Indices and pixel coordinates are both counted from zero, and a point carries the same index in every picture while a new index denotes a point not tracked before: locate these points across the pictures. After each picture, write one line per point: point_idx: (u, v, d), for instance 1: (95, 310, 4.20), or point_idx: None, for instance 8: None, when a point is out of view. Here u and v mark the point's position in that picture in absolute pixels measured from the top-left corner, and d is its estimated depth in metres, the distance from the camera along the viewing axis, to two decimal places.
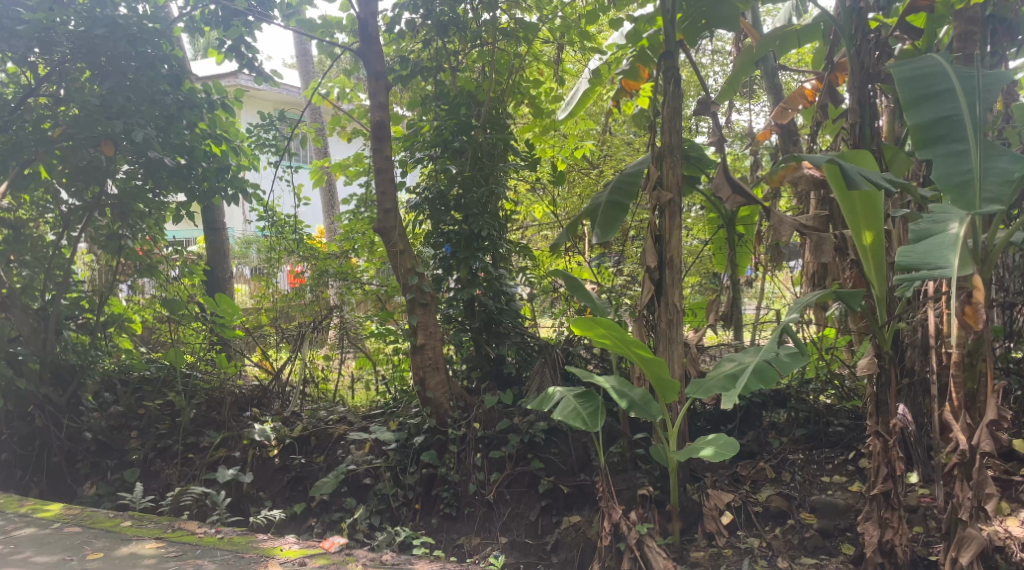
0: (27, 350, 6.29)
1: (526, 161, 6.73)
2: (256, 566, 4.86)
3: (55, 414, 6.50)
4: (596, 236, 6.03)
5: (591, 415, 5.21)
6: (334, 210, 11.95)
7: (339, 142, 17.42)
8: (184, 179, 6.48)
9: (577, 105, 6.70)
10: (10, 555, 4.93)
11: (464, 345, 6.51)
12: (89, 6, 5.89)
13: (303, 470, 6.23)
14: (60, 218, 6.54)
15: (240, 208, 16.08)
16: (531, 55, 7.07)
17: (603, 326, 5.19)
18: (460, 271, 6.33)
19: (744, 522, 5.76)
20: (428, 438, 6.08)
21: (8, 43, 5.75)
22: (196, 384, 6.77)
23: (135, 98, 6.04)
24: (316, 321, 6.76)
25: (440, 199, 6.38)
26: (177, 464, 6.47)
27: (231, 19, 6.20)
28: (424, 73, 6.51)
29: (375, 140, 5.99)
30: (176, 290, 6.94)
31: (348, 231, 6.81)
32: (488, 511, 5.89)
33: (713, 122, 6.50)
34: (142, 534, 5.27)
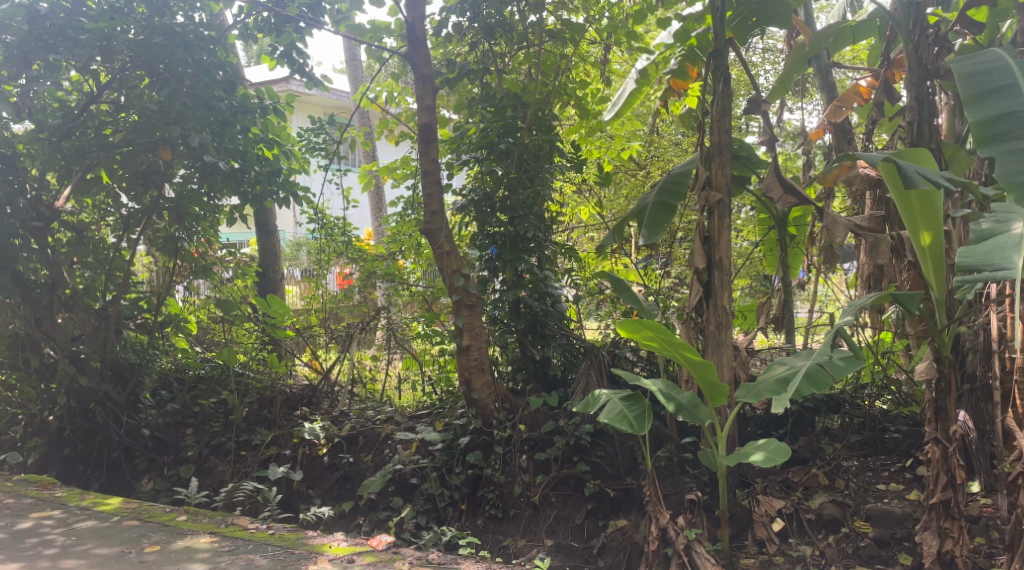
0: (88, 349, 6.56)
1: (572, 162, 6.72)
2: (306, 562, 4.94)
3: (115, 411, 6.71)
4: (643, 238, 5.97)
5: (638, 418, 5.19)
6: (382, 213, 12.13)
7: (387, 146, 17.68)
8: (238, 183, 6.62)
9: (623, 106, 6.66)
10: (72, 547, 5.10)
11: (509, 347, 6.52)
12: (148, 15, 6.08)
13: (351, 469, 6.33)
14: (120, 222, 6.75)
15: (291, 211, 16.42)
16: (577, 56, 7.09)
17: (649, 328, 5.10)
18: (506, 273, 6.35)
19: (796, 529, 5.59)
20: (474, 439, 6.08)
21: (71, 52, 5.90)
22: (248, 383, 6.88)
23: (192, 103, 6.15)
24: (364, 322, 6.86)
25: (486, 200, 6.41)
26: (231, 461, 6.63)
27: (284, 25, 6.34)
28: (470, 75, 6.54)
29: (423, 143, 6.05)
30: (230, 291, 7.21)
31: (395, 234, 6.92)
32: (534, 513, 5.91)
33: (764, 121, 6.39)
34: (197, 529, 5.42)
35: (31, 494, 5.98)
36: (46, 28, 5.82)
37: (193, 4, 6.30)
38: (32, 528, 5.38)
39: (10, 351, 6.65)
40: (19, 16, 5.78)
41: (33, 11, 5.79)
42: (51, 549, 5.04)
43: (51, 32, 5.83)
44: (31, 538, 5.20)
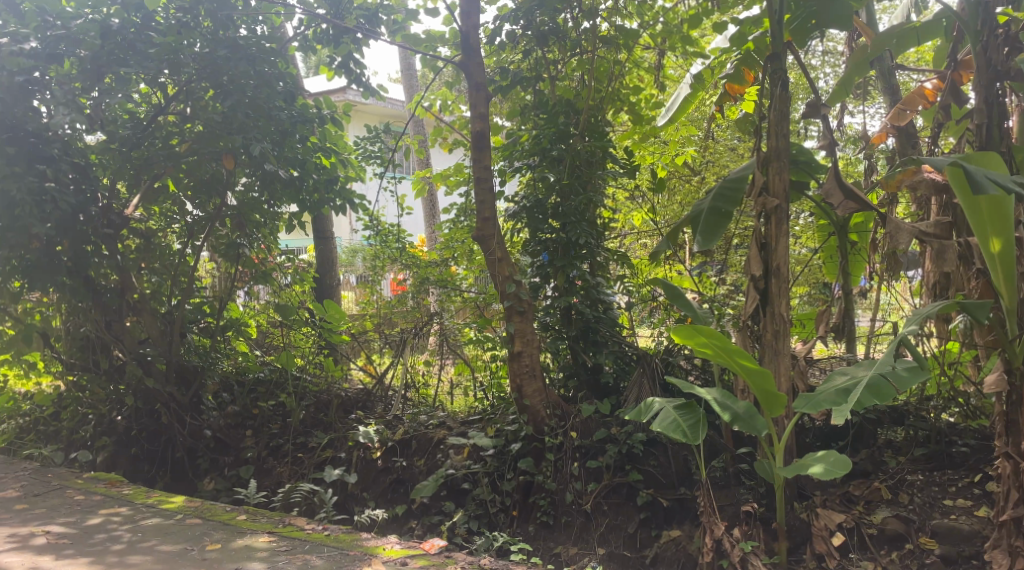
0: (154, 351, 6.79)
1: (625, 170, 6.66)
2: (360, 563, 5.02)
3: (179, 412, 6.93)
4: (698, 244, 5.84)
5: (692, 427, 5.09)
6: (435, 220, 12.29)
7: (440, 153, 17.91)
8: (297, 191, 6.81)
9: (678, 110, 6.57)
10: (138, 543, 5.28)
11: (561, 353, 6.49)
12: (213, 29, 6.34)
13: (404, 473, 6.40)
14: (186, 228, 7.00)
15: (347, 219, 16.76)
16: (630, 63, 7.09)
17: (704, 334, 5.07)
18: (558, 279, 6.38)
19: (857, 544, 5.44)
20: (525, 446, 6.11)
21: (141, 65, 6.16)
22: (306, 386, 7.10)
23: (255, 114, 6.32)
24: (418, 327, 6.94)
25: (538, 207, 6.45)
26: (288, 463, 6.77)
27: (342, 37, 6.51)
28: (523, 83, 6.57)
29: (476, 150, 6.12)
30: (289, 297, 7.31)
31: (448, 240, 7.06)
32: (586, 522, 5.87)
33: (824, 125, 6.29)
34: (256, 528, 5.56)
35: (99, 491, 6.21)
36: (117, 43, 6.10)
37: (255, 17, 6.54)
38: (100, 524, 5.59)
39: (82, 354, 6.93)
40: (92, 30, 5.97)
41: (105, 26, 6.04)
42: (118, 545, 5.22)
43: (122, 46, 6.12)
44: (100, 534, 5.40)
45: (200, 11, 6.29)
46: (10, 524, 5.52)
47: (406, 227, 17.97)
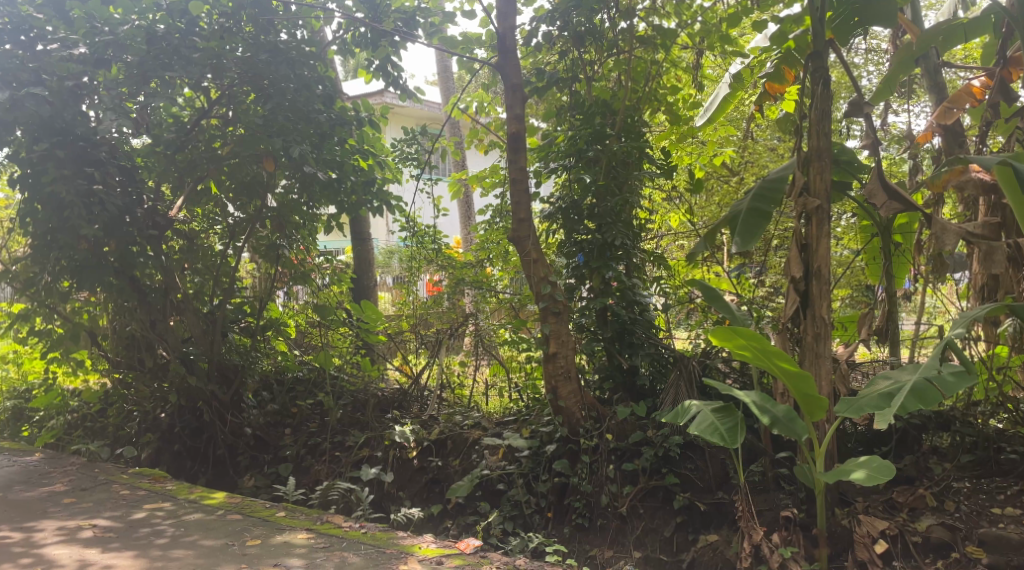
0: (197, 351, 6.91)
1: (662, 169, 6.64)
2: (396, 561, 5.07)
3: (220, 410, 7.07)
4: (736, 246, 5.75)
5: (730, 431, 5.06)
6: (471, 221, 12.37)
7: (476, 154, 18.00)
8: (335, 193, 6.86)
9: (717, 111, 6.49)
10: (181, 537, 5.40)
11: (596, 355, 6.45)
12: (254, 34, 6.50)
13: (440, 472, 6.43)
14: (227, 230, 7.15)
15: (384, 221, 16.94)
16: (668, 62, 7.05)
17: (743, 336, 4.99)
18: (593, 280, 6.36)
19: (901, 552, 5.30)
20: (560, 447, 6.11)
21: (186, 69, 6.21)
22: (343, 385, 7.23)
23: (294, 117, 6.43)
24: (453, 328, 6.97)
25: (574, 208, 6.44)
26: (326, 461, 6.85)
27: (379, 40, 6.59)
28: (560, 84, 6.63)
29: (511, 151, 6.14)
30: (326, 297, 7.49)
31: (484, 241, 7.09)
32: (622, 524, 5.84)
33: (867, 124, 6.18)
34: (295, 525, 5.65)
35: (144, 487, 6.37)
36: (163, 48, 6.18)
37: (295, 22, 6.72)
38: (145, 518, 5.73)
39: (127, 352, 7.11)
40: (139, 36, 6.12)
41: (151, 31, 6.14)
42: (161, 539, 5.34)
43: (167, 51, 6.19)
44: (144, 528, 5.53)
45: (242, 17, 6.44)
46: (58, 517, 5.68)
47: (441, 229, 18.13)
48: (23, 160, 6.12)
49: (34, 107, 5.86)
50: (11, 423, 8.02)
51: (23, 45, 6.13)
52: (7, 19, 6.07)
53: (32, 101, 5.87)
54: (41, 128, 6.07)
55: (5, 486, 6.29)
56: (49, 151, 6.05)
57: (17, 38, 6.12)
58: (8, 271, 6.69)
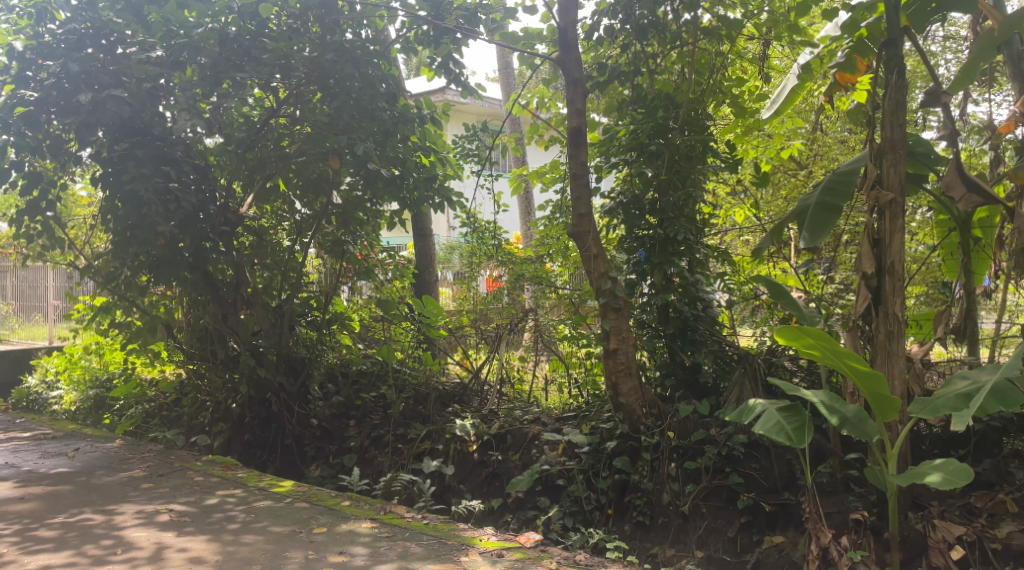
0: (266, 343, 7.16)
1: (726, 164, 6.53)
2: (458, 553, 5.13)
3: (288, 401, 7.31)
4: (804, 241, 5.59)
5: (797, 430, 4.94)
6: (530, 217, 12.40)
7: (537, 150, 18.10)
8: (399, 188, 6.96)
9: (784, 103, 6.24)
10: (252, 523, 5.58)
11: (658, 352, 6.38)
12: (321, 34, 6.65)
13: (500, 466, 6.49)
14: (295, 226, 7.42)
15: (446, 216, 17.24)
16: (733, 54, 6.94)
17: (809, 335, 4.89)
18: (655, 276, 6.29)
19: (979, 559, 5.11)
20: (621, 444, 6.06)
21: (256, 70, 6.40)
22: (406, 378, 7.30)
23: (359, 115, 6.60)
24: (513, 323, 6.97)
25: (635, 203, 6.43)
26: (388, 453, 6.97)
27: (442, 38, 6.68)
28: (621, 78, 6.64)
29: (572, 146, 6.16)
30: (389, 292, 7.60)
31: (544, 237, 7.04)
32: (683, 523, 5.77)
33: (945, 114, 5.93)
34: (359, 514, 5.78)
35: (217, 474, 6.62)
36: (234, 50, 6.39)
37: (360, 22, 6.88)
38: (217, 504, 5.95)
39: (201, 345, 7.40)
40: (212, 38, 6.26)
41: (223, 34, 6.32)
42: (233, 525, 5.53)
43: (239, 53, 6.41)
44: (217, 513, 5.74)
45: (309, 18, 6.66)
46: (137, 501, 5.95)
47: (502, 223, 18.31)
48: (105, 160, 6.44)
49: (115, 108, 6.12)
50: (93, 412, 8.43)
51: (104, 49, 6.46)
52: (89, 23, 6.41)
53: (113, 103, 6.12)
54: (121, 129, 6.45)
55: (89, 471, 6.62)
56: (128, 150, 6.36)
57: (99, 42, 6.45)
58: (91, 266, 7.02)
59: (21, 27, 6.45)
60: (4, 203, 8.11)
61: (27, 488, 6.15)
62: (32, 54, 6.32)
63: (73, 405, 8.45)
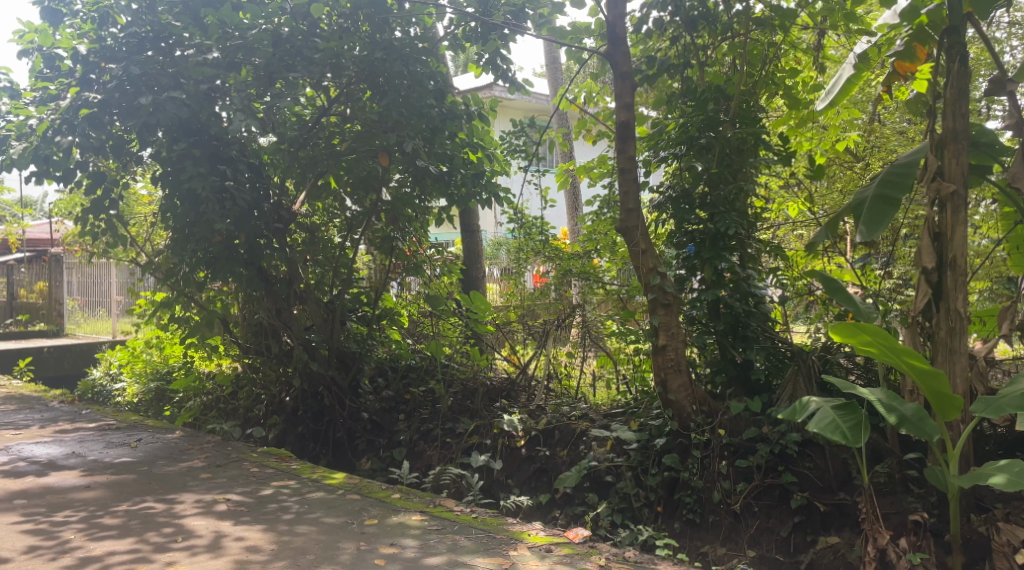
0: (319, 338, 7.39)
1: (779, 156, 6.42)
2: (507, 547, 5.15)
3: (340, 395, 7.53)
4: (861, 236, 5.38)
5: (852, 429, 4.83)
6: (577, 212, 12.40)
7: (584, 145, 18.23)
8: (445, 185, 7.13)
9: (839, 94, 5.95)
10: (306, 514, 5.69)
11: (708, 348, 6.31)
12: (371, 33, 6.73)
13: (547, 462, 6.49)
14: (345, 223, 7.60)
15: (492, 212, 17.80)
16: (786, 44, 6.80)
17: (868, 333, 4.75)
18: (705, 272, 6.18)
19: None
20: (671, 441, 6.01)
21: (307, 69, 6.56)
22: (453, 373, 7.37)
23: (408, 112, 6.73)
24: (560, 319, 6.95)
25: (685, 197, 6.33)
26: (437, 447, 7.05)
27: (490, 34, 6.71)
28: (671, 70, 6.55)
29: (621, 141, 6.10)
30: (438, 287, 7.70)
31: (591, 232, 7.02)
32: (734, 521, 5.68)
33: (1012, 102, 5.67)
34: (409, 507, 5.86)
35: (272, 465, 6.78)
36: (287, 50, 6.59)
37: (409, 20, 6.93)
38: (272, 494, 6.10)
39: (256, 339, 7.67)
40: (265, 39, 6.51)
41: (277, 35, 6.55)
42: (288, 515, 5.65)
43: (291, 53, 6.59)
44: (272, 504, 5.88)
45: (360, 17, 6.71)
46: (196, 490, 6.13)
47: (548, 219, 18.46)
48: (164, 160, 6.62)
49: (174, 110, 6.25)
50: (155, 404, 8.72)
51: (163, 51, 6.64)
52: (150, 27, 6.59)
53: (172, 105, 6.26)
54: (180, 129, 6.56)
55: (151, 461, 6.85)
56: (186, 150, 6.52)
57: (158, 45, 6.64)
58: (151, 263, 7.26)
59: (84, 31, 6.65)
60: (69, 204, 8.41)
61: (93, 477, 6.39)
62: (95, 57, 6.55)
63: (136, 397, 8.86)
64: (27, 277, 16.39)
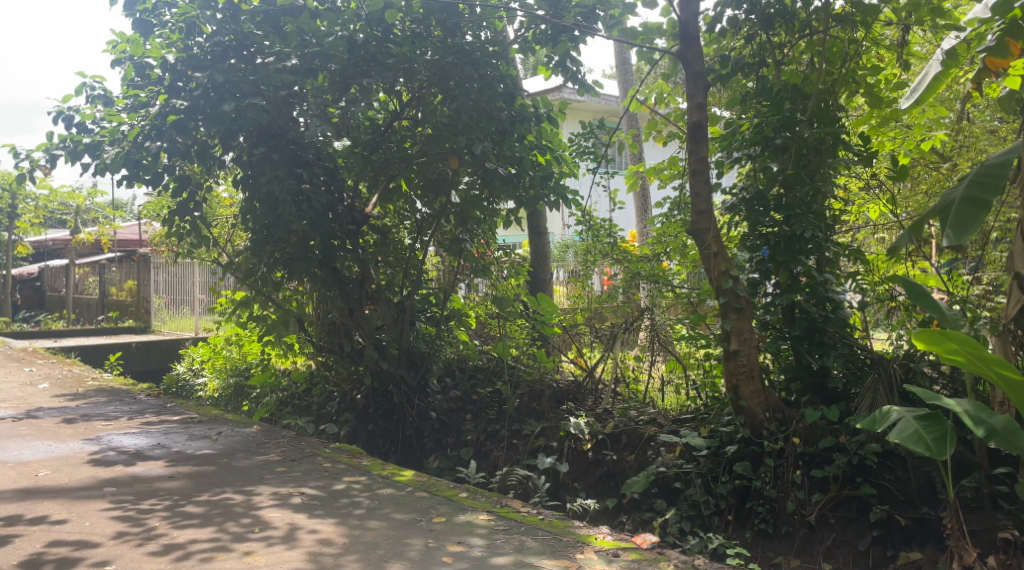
0: (389, 338, 7.61)
1: (858, 157, 6.18)
2: (574, 550, 5.13)
3: (409, 393, 7.66)
4: (947, 240, 4.94)
5: (937, 441, 4.60)
6: (646, 215, 12.31)
7: (654, 146, 18.14)
8: (515, 188, 7.13)
9: (926, 93, 5.67)
10: (376, 509, 5.81)
11: (782, 354, 6.11)
12: (442, 38, 6.87)
13: (615, 467, 6.43)
14: (416, 225, 7.75)
15: (560, 216, 17.94)
16: (868, 41, 6.57)
17: (952, 341, 4.52)
18: (779, 276, 6.02)
19: None
20: (742, 448, 5.82)
21: (381, 74, 6.70)
22: (520, 375, 7.44)
23: (478, 115, 6.80)
24: (628, 322, 6.93)
25: (759, 199, 6.17)
26: (505, 448, 7.09)
27: (560, 36, 6.71)
28: (746, 69, 6.47)
29: (692, 142, 6.00)
30: (505, 289, 7.78)
31: (660, 234, 6.96)
32: (809, 533, 5.50)
33: None
34: (476, 506, 5.91)
35: (344, 461, 6.94)
36: (362, 56, 6.71)
37: (480, 23, 7.05)
38: (344, 489, 6.24)
39: (329, 338, 7.94)
40: (342, 45, 6.58)
41: (353, 41, 6.64)
42: (359, 510, 5.78)
43: (366, 58, 6.70)
44: (344, 499, 6.02)
45: (432, 22, 6.91)
46: (272, 483, 6.33)
47: (615, 220, 18.47)
48: (245, 164, 6.83)
49: (255, 116, 6.47)
50: (234, 398, 9.08)
51: (245, 59, 6.86)
52: (233, 36, 6.84)
53: (253, 111, 6.47)
54: (259, 134, 6.78)
55: (230, 453, 7.12)
56: (266, 154, 6.71)
57: (241, 53, 6.88)
58: (232, 263, 7.54)
59: (173, 41, 6.99)
60: (158, 206, 8.90)
61: (176, 468, 6.68)
62: (182, 65, 6.79)
63: (216, 392, 9.23)
64: (118, 275, 17.31)
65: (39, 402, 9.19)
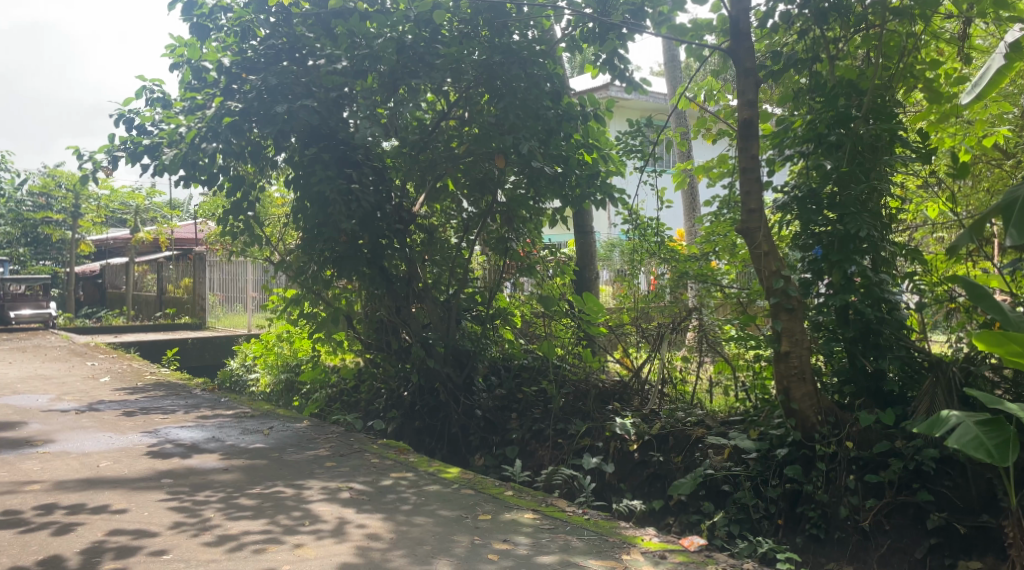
0: (435, 336, 7.69)
1: (917, 154, 5.98)
2: (619, 550, 5.09)
3: (455, 391, 7.70)
4: (1010, 239, 4.79)
5: (999, 448, 4.43)
6: (693, 215, 12.20)
7: (702, 145, 17.97)
8: (561, 186, 7.20)
9: (988, 87, 5.46)
10: (423, 506, 5.86)
11: (835, 356, 5.98)
12: (490, 37, 6.86)
13: (660, 468, 6.34)
14: (462, 224, 7.88)
15: (607, 215, 17.95)
16: (927, 35, 6.37)
17: (1017, 342, 4.36)
18: (832, 276, 5.86)
19: None
20: (793, 452, 5.72)
21: (429, 75, 6.77)
22: (566, 374, 7.44)
23: (525, 115, 6.80)
24: (675, 322, 6.76)
25: (811, 197, 6.04)
26: (549, 447, 7.08)
27: (608, 34, 6.63)
28: (798, 65, 6.30)
29: (743, 139, 5.89)
30: (550, 289, 7.72)
31: (709, 233, 6.88)
32: (863, 539, 5.34)
33: None
34: (522, 505, 5.93)
35: (391, 457, 7.03)
36: (410, 57, 6.78)
37: (527, 22, 7.05)
38: (391, 485, 6.31)
39: (376, 335, 8.08)
40: (390, 47, 6.71)
41: (401, 42, 6.75)
42: (406, 506, 5.84)
43: (414, 59, 6.78)
44: (391, 494, 6.09)
45: (479, 22, 6.90)
46: (322, 478, 6.44)
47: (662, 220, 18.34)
48: (297, 164, 6.99)
49: (306, 117, 6.62)
50: (285, 394, 9.27)
51: (297, 61, 7.08)
52: (285, 40, 7.07)
53: (305, 112, 6.63)
54: (310, 134, 6.95)
55: (281, 448, 7.26)
56: (317, 154, 6.88)
57: (293, 56, 7.09)
58: (283, 261, 7.69)
59: (228, 45, 7.24)
60: (212, 206, 9.12)
61: (230, 461, 6.85)
62: (237, 68, 6.94)
63: (267, 387, 9.43)
64: (176, 274, 17.83)
65: (100, 395, 9.51)
